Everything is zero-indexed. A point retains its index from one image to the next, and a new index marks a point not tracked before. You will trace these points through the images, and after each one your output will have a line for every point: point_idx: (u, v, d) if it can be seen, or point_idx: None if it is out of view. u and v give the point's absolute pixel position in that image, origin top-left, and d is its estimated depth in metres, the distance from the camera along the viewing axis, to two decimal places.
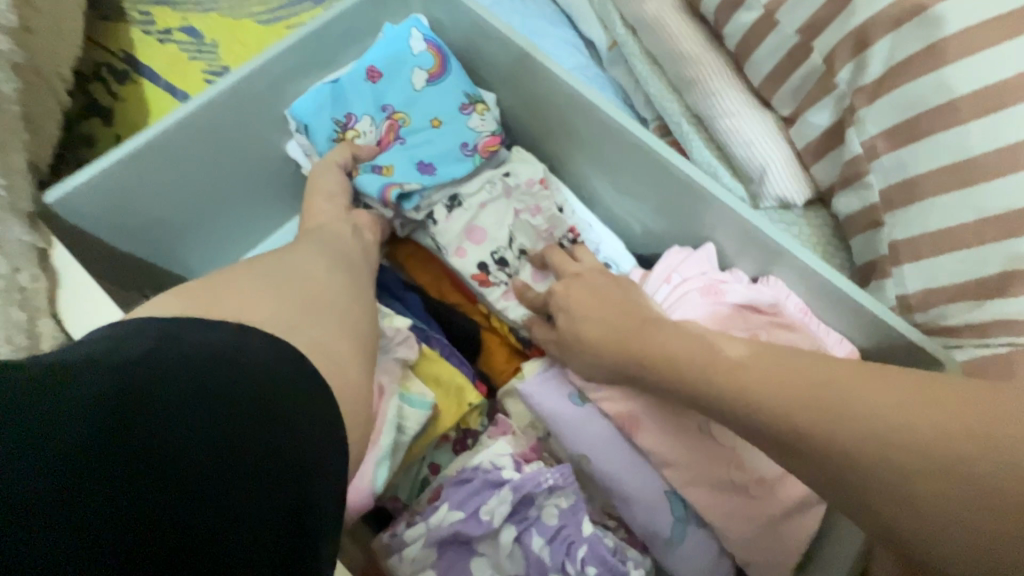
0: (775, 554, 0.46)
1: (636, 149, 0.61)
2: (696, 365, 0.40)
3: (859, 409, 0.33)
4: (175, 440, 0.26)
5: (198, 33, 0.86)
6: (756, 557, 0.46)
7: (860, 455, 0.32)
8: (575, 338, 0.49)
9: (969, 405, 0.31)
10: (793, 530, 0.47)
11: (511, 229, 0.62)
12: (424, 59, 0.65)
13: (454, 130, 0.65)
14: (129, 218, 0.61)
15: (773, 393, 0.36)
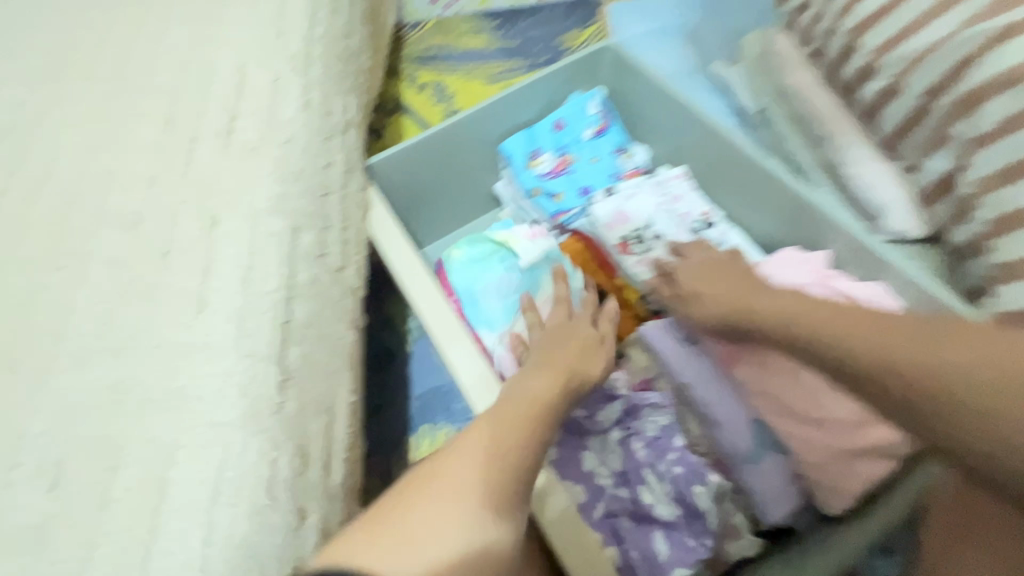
0: (845, 481, 0.56)
1: (766, 175, 0.78)
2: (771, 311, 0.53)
3: (881, 334, 0.44)
4: None
5: (443, 87, 1.33)
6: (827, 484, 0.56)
7: (904, 365, 0.41)
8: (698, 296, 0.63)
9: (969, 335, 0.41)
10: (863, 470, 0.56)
11: (652, 216, 0.84)
12: (594, 120, 0.95)
13: (607, 165, 0.94)
14: (404, 184, 0.90)
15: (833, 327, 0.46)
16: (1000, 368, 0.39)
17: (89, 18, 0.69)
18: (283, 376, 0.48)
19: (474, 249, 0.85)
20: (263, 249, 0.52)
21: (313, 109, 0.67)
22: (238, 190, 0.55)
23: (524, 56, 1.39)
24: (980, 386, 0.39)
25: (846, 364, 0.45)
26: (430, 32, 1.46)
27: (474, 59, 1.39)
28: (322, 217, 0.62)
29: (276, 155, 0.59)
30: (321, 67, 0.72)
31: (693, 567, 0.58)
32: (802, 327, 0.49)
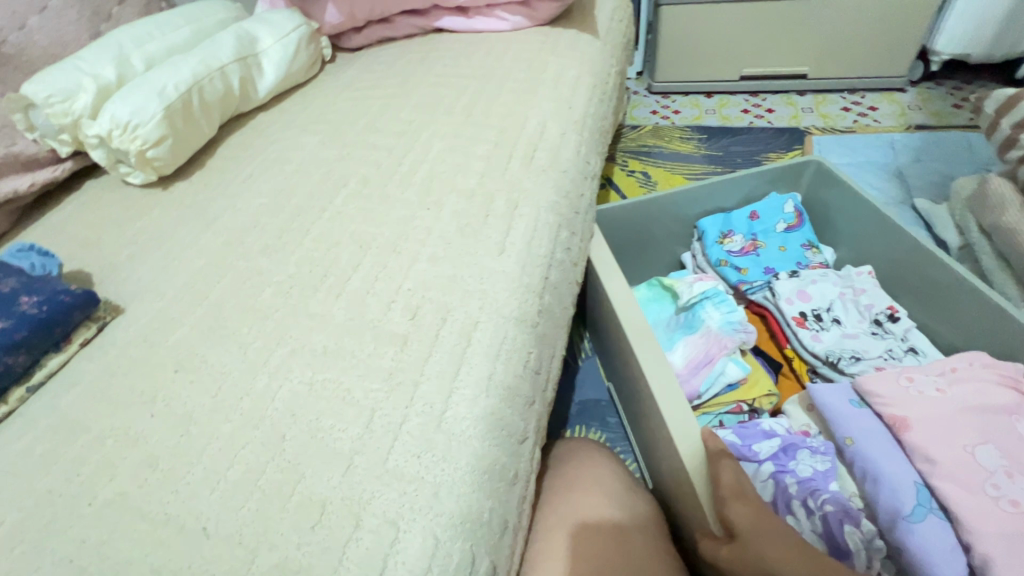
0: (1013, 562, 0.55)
1: (963, 287, 0.83)
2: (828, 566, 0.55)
3: None
4: None
5: (649, 176, 1.59)
6: (1002, 561, 0.55)
7: None
8: (763, 560, 0.57)
9: None
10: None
11: (833, 301, 0.93)
12: (790, 217, 1.09)
13: (794, 254, 1.06)
14: (618, 235, 1.09)
15: None
16: None
17: (455, 83, 1.07)
18: (537, 309, 0.68)
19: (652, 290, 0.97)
20: (540, 230, 0.76)
21: (580, 157, 0.93)
22: (531, 192, 0.81)
23: (725, 165, 1.60)
24: None
25: None
26: (646, 134, 1.76)
27: (679, 160, 1.64)
28: (572, 225, 0.85)
29: (555, 178, 0.85)
30: (589, 133, 0.99)
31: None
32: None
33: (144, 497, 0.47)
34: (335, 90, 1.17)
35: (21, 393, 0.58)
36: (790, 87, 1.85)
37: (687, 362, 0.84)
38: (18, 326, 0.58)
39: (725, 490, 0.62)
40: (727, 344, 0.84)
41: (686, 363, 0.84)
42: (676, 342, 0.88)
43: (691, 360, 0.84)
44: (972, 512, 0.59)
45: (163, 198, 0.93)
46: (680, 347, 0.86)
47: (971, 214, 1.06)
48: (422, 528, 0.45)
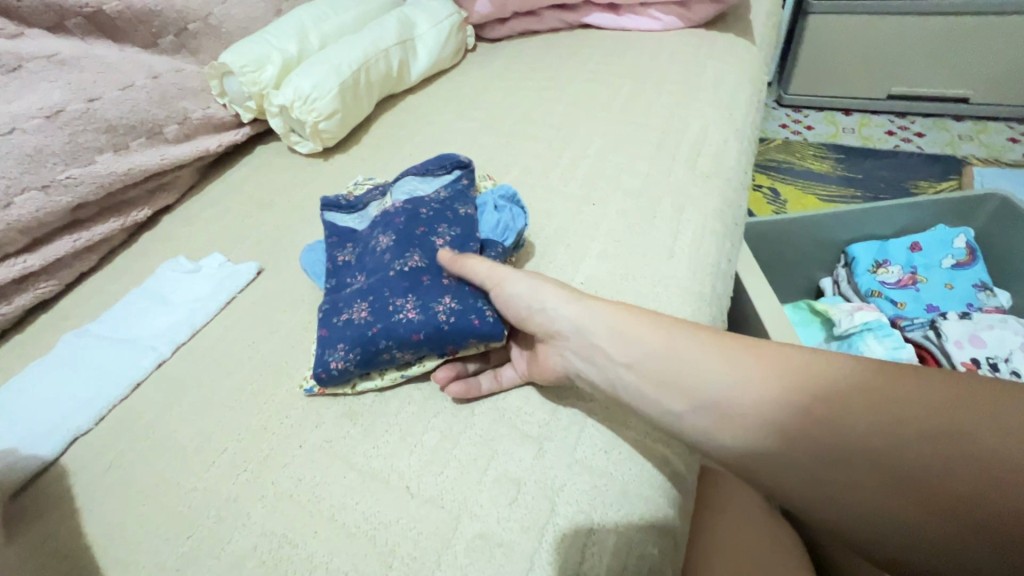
0: None
1: None
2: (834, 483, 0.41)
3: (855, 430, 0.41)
4: None
5: (778, 193, 1.51)
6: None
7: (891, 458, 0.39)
8: None
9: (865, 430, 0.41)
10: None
11: (1012, 351, 0.84)
12: (959, 252, 0.99)
13: (963, 295, 0.97)
14: (760, 252, 1.04)
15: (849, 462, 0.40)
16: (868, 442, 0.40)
17: (611, 80, 1.07)
18: (709, 319, 0.66)
19: (802, 311, 0.95)
20: (709, 237, 0.74)
21: (742, 166, 0.90)
22: (699, 197, 0.79)
23: (867, 189, 1.48)
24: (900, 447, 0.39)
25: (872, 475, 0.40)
26: (776, 148, 1.67)
27: (813, 179, 1.54)
28: (734, 235, 0.81)
29: (720, 186, 0.83)
30: (749, 143, 0.95)
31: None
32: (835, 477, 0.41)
33: (350, 448, 0.51)
34: (483, 79, 1.19)
35: (397, 377, 0.54)
36: (946, 111, 1.69)
37: None
38: (427, 327, 0.50)
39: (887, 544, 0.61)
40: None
41: None
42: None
43: None
44: None
45: (329, 168, 0.99)
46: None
47: None
48: (616, 525, 0.45)
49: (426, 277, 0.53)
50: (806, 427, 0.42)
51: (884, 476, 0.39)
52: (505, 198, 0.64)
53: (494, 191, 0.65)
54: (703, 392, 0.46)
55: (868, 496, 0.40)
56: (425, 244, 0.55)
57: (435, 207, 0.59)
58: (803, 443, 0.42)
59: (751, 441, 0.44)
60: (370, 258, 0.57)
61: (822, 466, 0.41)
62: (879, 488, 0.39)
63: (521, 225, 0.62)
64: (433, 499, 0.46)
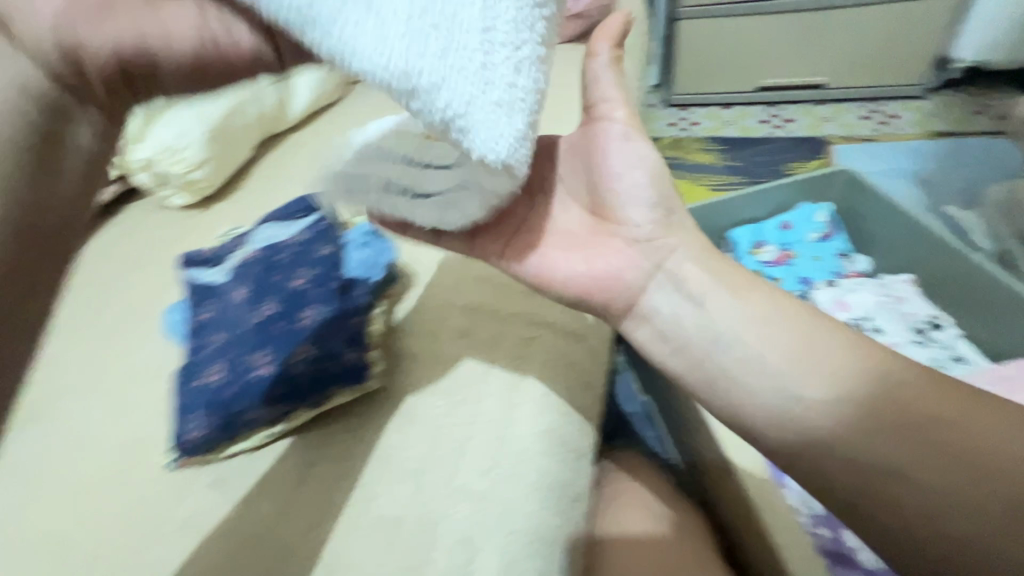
0: None
1: (1004, 292, 0.83)
2: (909, 457, 0.42)
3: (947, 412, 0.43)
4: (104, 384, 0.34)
5: None
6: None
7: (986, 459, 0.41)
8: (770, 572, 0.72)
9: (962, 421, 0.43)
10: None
11: (872, 310, 0.93)
12: (821, 227, 1.09)
13: (829, 264, 1.05)
14: None
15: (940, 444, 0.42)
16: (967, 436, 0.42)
17: None
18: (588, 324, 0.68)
19: None
20: None
21: None
22: None
23: (748, 175, 1.60)
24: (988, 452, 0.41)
25: (954, 461, 0.42)
26: (666, 146, 1.77)
27: (701, 171, 1.64)
28: None
29: None
30: None
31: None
32: (918, 455, 0.42)
33: (220, 519, 0.48)
34: (365, 111, 1.19)
35: (268, 435, 0.52)
36: (808, 97, 1.86)
37: None
38: (288, 382, 0.49)
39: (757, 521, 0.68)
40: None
41: None
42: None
43: None
44: None
45: (207, 220, 0.95)
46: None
47: (1005, 222, 1.09)
48: (497, 546, 0.46)
49: (282, 327, 0.51)
50: (903, 409, 0.44)
51: (969, 464, 0.41)
52: (369, 235, 0.64)
53: (359, 229, 0.66)
54: (820, 364, 0.47)
55: (942, 479, 0.41)
56: (283, 292, 0.54)
57: (295, 252, 0.58)
58: (870, 415, 0.44)
59: (846, 406, 0.45)
60: (228, 314, 0.55)
61: (912, 438, 0.43)
62: (974, 483, 0.41)
63: (390, 258, 0.62)
64: (308, 558, 0.45)
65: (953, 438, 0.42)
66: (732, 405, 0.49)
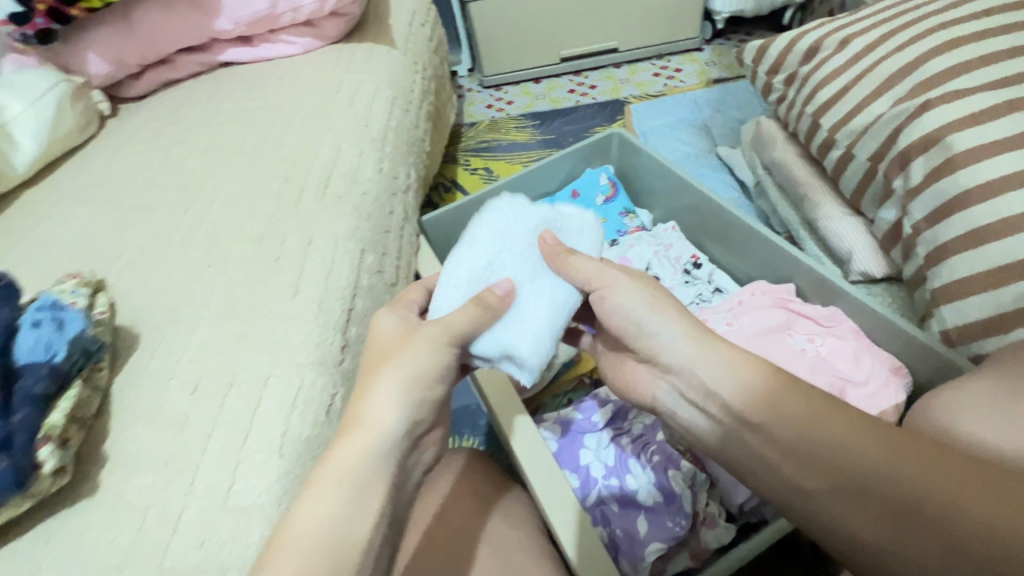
0: None
1: (741, 223, 0.94)
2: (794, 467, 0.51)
3: (818, 429, 0.50)
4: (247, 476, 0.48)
5: (491, 171, 1.61)
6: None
7: (855, 459, 0.48)
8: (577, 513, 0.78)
9: (834, 426, 0.50)
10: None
11: (649, 260, 1.00)
12: (605, 188, 1.14)
13: (614, 223, 1.11)
14: (449, 240, 1.10)
15: (812, 446, 0.50)
16: (841, 441, 0.49)
17: (247, 119, 1.01)
18: (341, 345, 0.65)
19: None
20: (339, 260, 0.74)
21: (383, 174, 0.92)
22: (328, 221, 0.78)
23: (560, 146, 1.66)
24: (865, 453, 0.48)
25: (826, 464, 0.49)
26: (484, 129, 1.78)
27: (517, 149, 1.68)
28: (382, 245, 0.83)
29: (354, 201, 0.83)
30: (391, 147, 0.98)
31: (667, 544, 0.66)
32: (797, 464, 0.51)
33: None
34: (112, 149, 1.04)
35: None
36: (606, 62, 1.96)
37: None
38: None
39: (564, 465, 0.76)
40: None
41: None
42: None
43: None
44: None
45: None
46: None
47: (756, 154, 1.23)
48: None
49: None
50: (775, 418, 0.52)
51: (837, 465, 0.49)
52: (46, 310, 0.55)
53: (39, 302, 0.57)
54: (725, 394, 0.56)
55: (816, 484, 0.50)
56: None
57: None
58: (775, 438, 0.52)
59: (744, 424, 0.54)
60: None
61: (793, 452, 0.51)
62: (847, 483, 0.48)
63: (76, 330, 0.55)
64: None
65: (822, 444, 0.50)
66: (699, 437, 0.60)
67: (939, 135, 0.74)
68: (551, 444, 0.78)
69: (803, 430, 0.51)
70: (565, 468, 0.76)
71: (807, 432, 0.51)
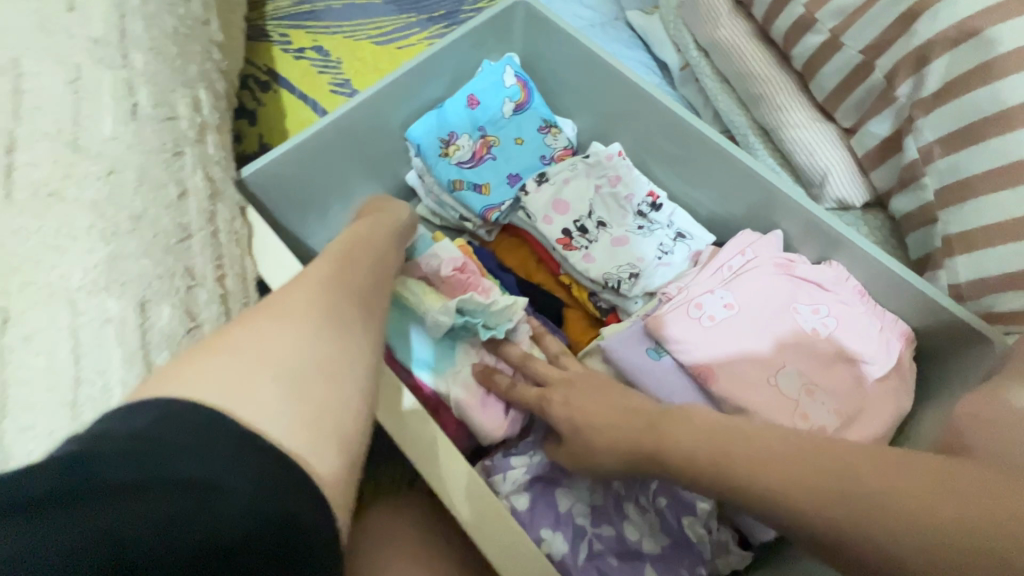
0: None
1: (706, 144, 0.71)
2: (742, 464, 0.43)
3: (683, 434, 0.47)
4: (137, 511, 0.25)
5: (326, 53, 1.11)
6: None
7: (740, 460, 0.43)
8: None
9: (690, 424, 0.48)
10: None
11: (591, 202, 0.75)
12: (514, 92, 0.81)
13: (534, 145, 0.81)
14: (295, 199, 0.73)
15: (713, 458, 0.45)
16: (747, 446, 0.44)
17: None
18: None
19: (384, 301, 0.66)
20: (94, 348, 0.37)
21: (141, 118, 0.48)
22: (41, 260, 0.38)
23: (419, 9, 1.18)
24: (749, 452, 0.44)
25: (776, 488, 0.41)
26: None
27: (357, 14, 1.16)
28: (185, 270, 0.46)
29: (91, 197, 0.42)
30: (143, 51, 0.52)
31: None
32: (746, 487, 0.42)
33: None
34: None
35: None
36: None
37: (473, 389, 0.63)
38: None
39: (541, 532, 0.58)
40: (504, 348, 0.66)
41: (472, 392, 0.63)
42: (443, 364, 0.64)
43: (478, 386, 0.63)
44: None
45: None
46: (456, 371, 0.64)
47: (686, 28, 0.94)
48: None
49: None
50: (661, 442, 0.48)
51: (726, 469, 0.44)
52: None
53: None
54: (662, 433, 0.48)
55: (791, 494, 0.40)
56: None
57: None
58: (714, 468, 0.44)
59: (677, 449, 0.47)
60: None
61: (739, 472, 0.43)
62: (780, 483, 0.41)
63: None
64: None
65: (700, 456, 0.45)
66: (695, 455, 0.46)
67: (973, 27, 0.57)
68: (521, 499, 0.59)
69: (720, 435, 0.46)
70: (535, 533, 0.58)
71: (726, 444, 0.45)
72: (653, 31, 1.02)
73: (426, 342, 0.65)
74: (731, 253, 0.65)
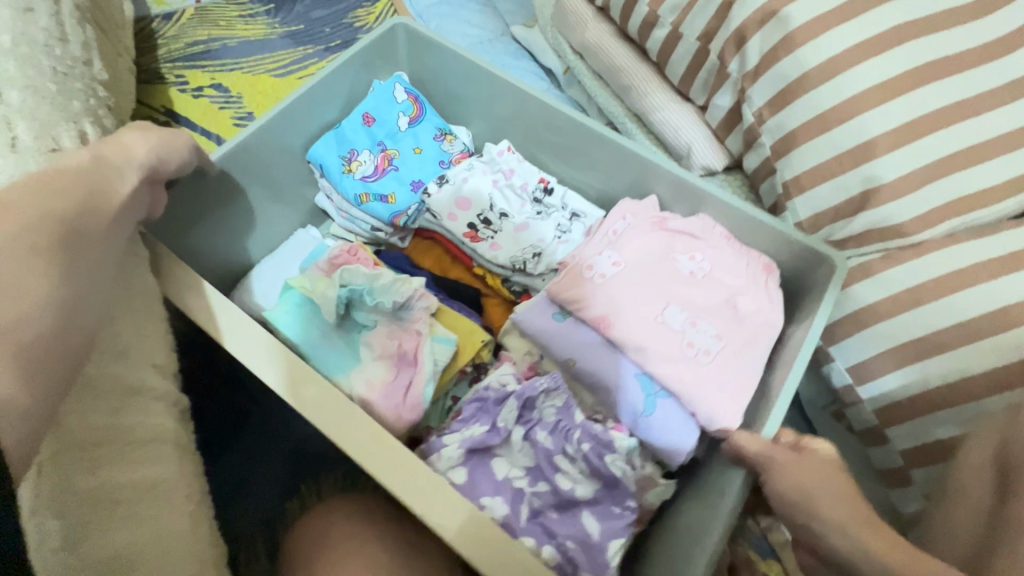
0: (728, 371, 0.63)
1: (585, 130, 0.79)
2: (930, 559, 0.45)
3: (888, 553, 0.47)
4: None
5: (225, 89, 1.13)
6: (717, 407, 0.61)
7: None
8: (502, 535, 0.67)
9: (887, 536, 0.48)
10: (744, 394, 0.62)
11: (491, 196, 0.81)
12: (406, 107, 0.86)
13: (431, 153, 0.87)
14: (202, 227, 0.75)
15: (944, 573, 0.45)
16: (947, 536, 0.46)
17: None
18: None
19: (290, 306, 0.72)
20: None
21: (22, 149, 0.51)
22: None
23: (316, 40, 1.22)
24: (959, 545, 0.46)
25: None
26: (191, 22, 1.21)
27: (254, 50, 1.19)
28: None
29: None
30: (19, 89, 0.55)
31: (625, 534, 0.59)
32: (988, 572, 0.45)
33: None
34: None
35: None
36: None
37: (393, 372, 0.69)
38: None
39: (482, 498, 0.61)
40: (417, 328, 0.71)
41: (391, 375, 0.69)
42: (348, 364, 0.69)
43: (395, 369, 0.69)
44: (667, 417, 0.63)
45: None
46: (360, 370, 0.69)
47: (561, 35, 1.04)
48: None
49: None
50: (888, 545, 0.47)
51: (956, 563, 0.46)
52: None
53: None
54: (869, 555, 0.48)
55: None
56: None
57: None
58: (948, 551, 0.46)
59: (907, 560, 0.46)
60: None
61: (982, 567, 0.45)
62: None
63: None
64: None
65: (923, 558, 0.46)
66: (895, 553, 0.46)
67: (773, 9, 0.69)
68: (458, 473, 0.62)
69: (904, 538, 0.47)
70: (477, 502, 0.61)
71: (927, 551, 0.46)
72: (536, 42, 1.12)
73: (329, 345, 0.70)
74: (613, 218, 0.74)
